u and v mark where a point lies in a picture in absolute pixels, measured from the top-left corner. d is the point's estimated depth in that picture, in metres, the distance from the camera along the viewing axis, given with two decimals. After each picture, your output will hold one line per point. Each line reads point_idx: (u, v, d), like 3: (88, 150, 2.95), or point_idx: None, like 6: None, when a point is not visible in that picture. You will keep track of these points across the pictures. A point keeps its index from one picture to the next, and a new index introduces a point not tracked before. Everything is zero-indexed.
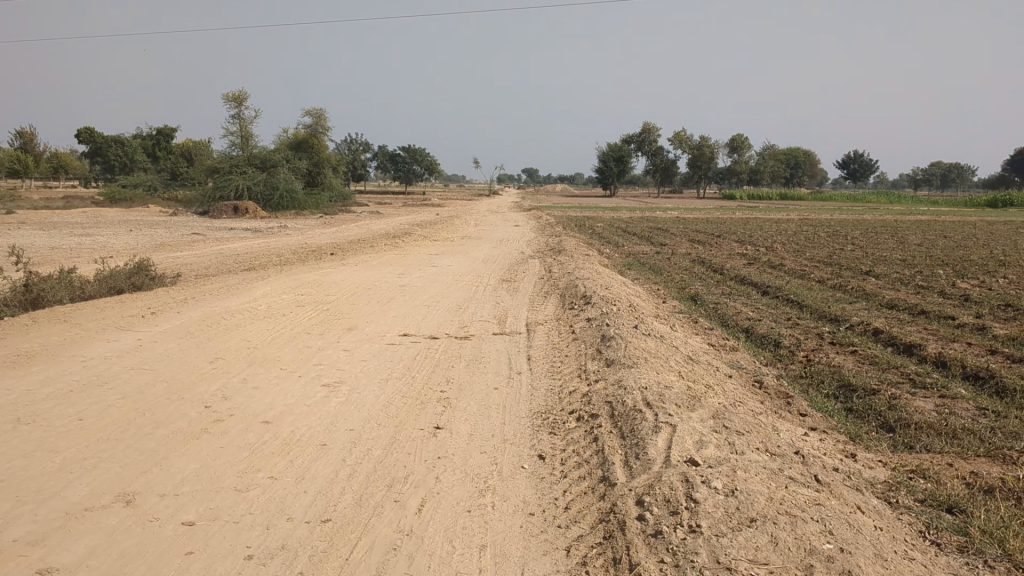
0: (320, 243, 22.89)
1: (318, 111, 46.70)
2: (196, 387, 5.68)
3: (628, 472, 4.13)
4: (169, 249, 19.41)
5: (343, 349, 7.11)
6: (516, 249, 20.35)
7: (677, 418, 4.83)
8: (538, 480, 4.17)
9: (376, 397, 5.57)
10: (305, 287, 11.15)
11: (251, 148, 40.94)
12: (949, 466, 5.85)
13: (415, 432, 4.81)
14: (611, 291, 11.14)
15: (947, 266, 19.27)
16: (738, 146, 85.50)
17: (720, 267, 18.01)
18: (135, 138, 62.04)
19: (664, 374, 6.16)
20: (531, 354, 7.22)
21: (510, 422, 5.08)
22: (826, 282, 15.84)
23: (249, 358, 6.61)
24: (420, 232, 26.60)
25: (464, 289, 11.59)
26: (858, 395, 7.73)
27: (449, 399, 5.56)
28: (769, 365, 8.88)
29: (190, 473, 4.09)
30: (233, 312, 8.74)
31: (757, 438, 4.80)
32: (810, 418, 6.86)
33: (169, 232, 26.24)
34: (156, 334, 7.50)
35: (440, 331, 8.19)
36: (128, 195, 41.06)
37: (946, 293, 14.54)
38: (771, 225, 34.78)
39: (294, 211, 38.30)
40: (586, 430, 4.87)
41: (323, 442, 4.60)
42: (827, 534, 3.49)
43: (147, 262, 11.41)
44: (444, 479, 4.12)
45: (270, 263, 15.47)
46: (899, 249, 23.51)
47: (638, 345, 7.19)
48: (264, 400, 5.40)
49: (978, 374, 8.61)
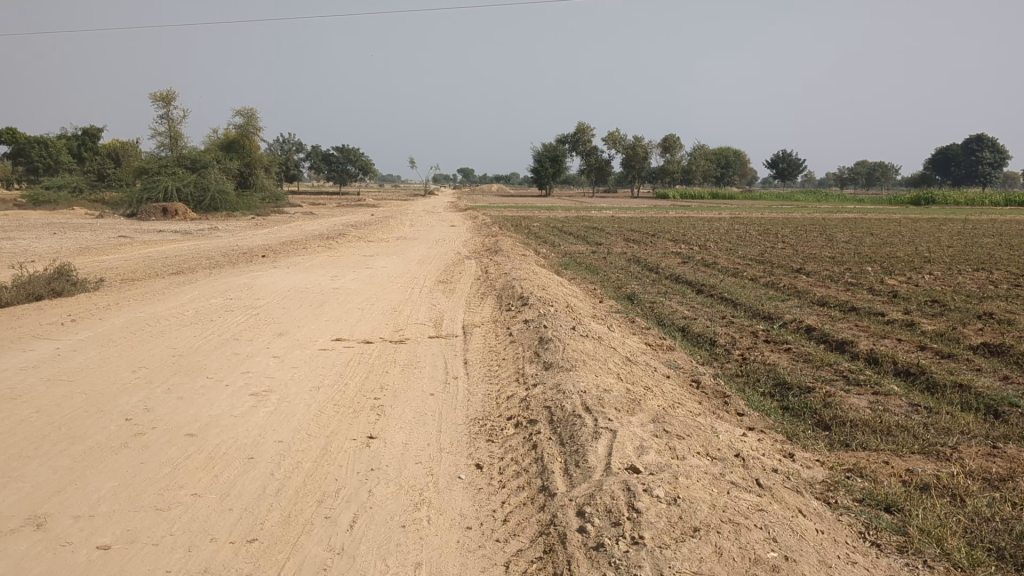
0: (252, 244, 22.45)
1: (249, 111, 45.91)
2: (117, 398, 5.43)
3: (567, 481, 4.02)
4: (93, 253, 18.80)
5: (273, 356, 6.89)
6: (452, 249, 20.20)
7: (616, 423, 4.74)
8: (475, 491, 4.04)
9: (307, 406, 5.38)
10: (235, 291, 10.83)
11: (180, 148, 40.09)
12: (885, 464, 5.87)
13: (347, 443, 4.64)
14: (547, 292, 11.04)
15: (875, 263, 19.65)
16: (670, 146, 86.44)
17: (655, 265, 18.08)
18: (59, 139, 60.39)
19: (603, 377, 6.08)
20: (467, 357, 7.08)
21: (446, 430, 4.95)
22: (759, 280, 15.99)
23: (174, 367, 6.35)
24: (354, 233, 26.27)
25: (399, 292, 11.39)
26: (794, 394, 7.75)
27: (382, 407, 5.40)
28: (705, 364, 8.87)
29: (107, 493, 3.87)
30: (159, 318, 8.44)
31: (696, 442, 4.73)
32: (748, 417, 6.85)
33: (94, 234, 25.48)
34: (75, 342, 7.18)
35: (374, 335, 8.00)
36: (52, 197, 39.89)
37: (875, 290, 14.77)
38: (703, 223, 35.14)
39: (225, 212, 37.60)
40: (524, 437, 4.75)
41: (250, 455, 4.41)
42: (771, 541, 3.44)
43: (69, 267, 10.98)
44: (377, 492, 3.96)
45: (200, 265, 15.09)
46: (828, 247, 23.92)
47: (577, 346, 7.10)
48: (189, 411, 5.18)
49: (908, 370, 8.71)
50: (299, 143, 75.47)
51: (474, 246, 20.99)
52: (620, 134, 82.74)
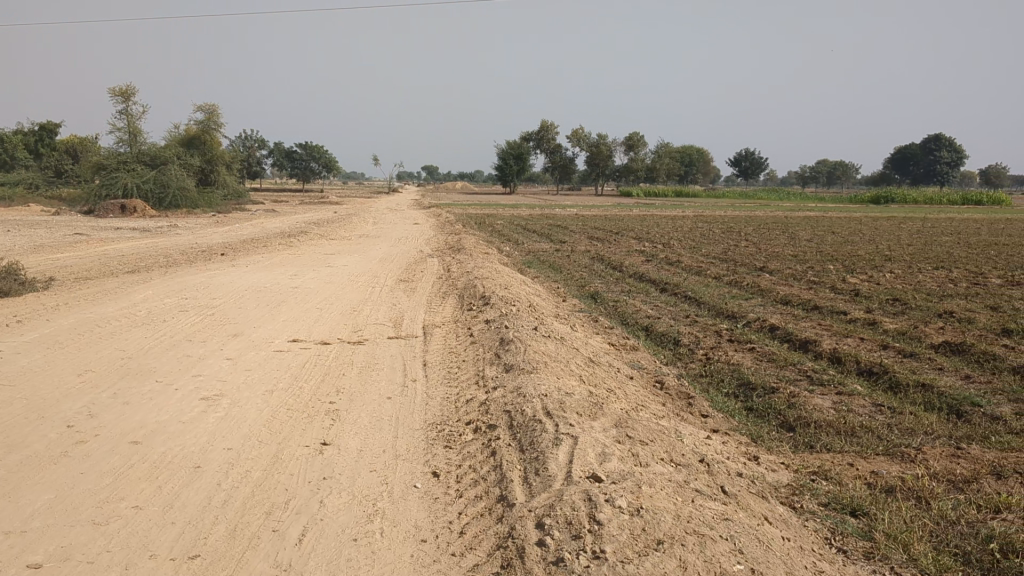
0: (211, 242, 22.03)
1: (210, 107, 45.31)
2: (60, 404, 5.21)
3: (526, 491, 3.89)
4: (47, 251, 18.33)
5: (227, 358, 6.69)
6: (414, 247, 20.01)
7: (578, 428, 4.61)
8: (431, 501, 3.90)
9: (259, 411, 5.20)
10: (190, 291, 10.57)
11: (140, 145, 39.40)
12: (850, 466, 5.80)
13: (299, 450, 4.47)
14: (510, 291, 10.91)
15: (837, 261, 19.73)
16: (634, 144, 86.74)
17: (619, 264, 18.02)
18: (16, 134, 59.24)
19: (564, 379, 5.95)
20: (427, 359, 6.92)
21: (403, 435, 4.79)
22: (722, 278, 15.98)
23: (121, 370, 6.12)
24: (316, 230, 25.98)
25: (359, 291, 11.19)
26: (758, 395, 7.68)
27: (337, 411, 5.23)
28: (669, 364, 8.78)
29: (42, 506, 3.67)
30: (109, 318, 8.19)
31: (660, 446, 4.61)
32: (712, 419, 6.77)
33: (49, 232, 24.92)
34: (20, 344, 6.92)
35: (332, 336, 7.81)
36: (8, 193, 39.12)
37: (837, 289, 14.80)
38: (667, 222, 35.21)
39: (186, 210, 37.06)
40: (483, 443, 4.61)
41: (197, 464, 4.23)
42: (737, 554, 3.33)
43: (17, 266, 10.65)
44: (328, 503, 3.80)
45: (156, 264, 14.78)
46: (791, 245, 24.03)
47: (538, 347, 6.97)
48: (135, 417, 4.98)
49: (871, 369, 8.69)
50: (261, 139, 74.68)
51: (437, 244, 20.80)
52: (584, 132, 82.83)
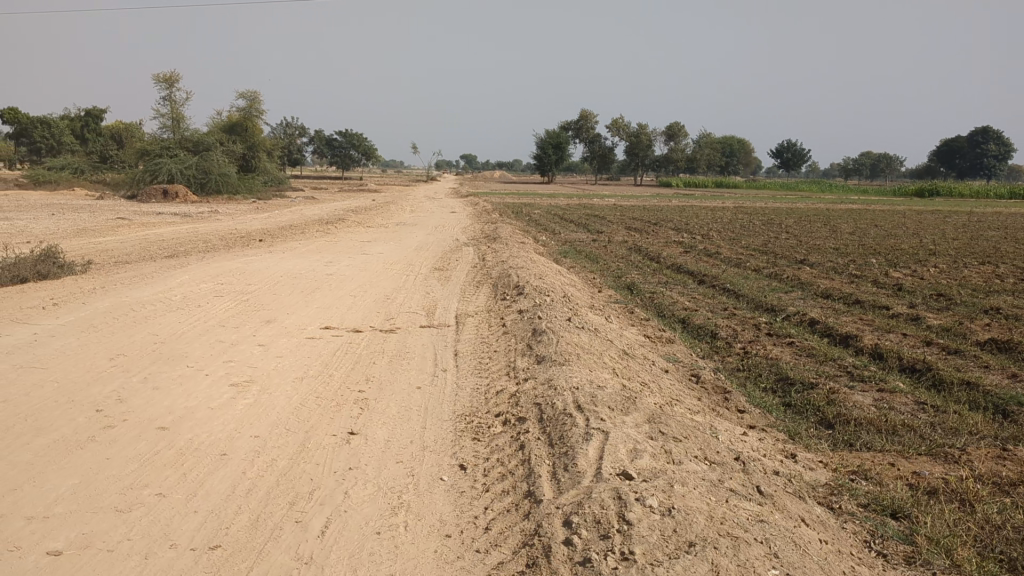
0: (250, 229, 22.15)
1: (252, 93, 45.60)
2: (89, 388, 5.19)
3: (556, 487, 3.79)
4: (89, 235, 18.53)
5: (258, 344, 6.65)
6: (451, 235, 19.98)
7: (609, 423, 4.50)
8: (458, 494, 3.81)
9: (288, 399, 5.14)
10: (226, 276, 10.59)
11: (183, 130, 39.74)
12: (891, 466, 5.63)
13: (326, 439, 4.41)
14: (545, 280, 10.80)
15: (880, 255, 19.37)
16: (675, 133, 86.08)
17: (657, 254, 17.83)
18: (62, 119, 60.15)
19: (598, 372, 5.84)
20: (458, 349, 6.84)
21: (432, 426, 4.71)
22: (762, 271, 15.74)
23: (152, 355, 6.10)
24: (354, 218, 26.04)
25: (394, 279, 11.15)
26: (797, 390, 7.52)
27: (366, 400, 5.17)
28: (706, 358, 8.63)
29: (66, 491, 3.64)
30: (144, 302, 8.20)
31: (695, 444, 4.49)
32: (749, 414, 6.62)
33: (92, 216, 25.20)
34: (55, 327, 6.94)
35: (364, 324, 7.75)
36: (53, 177, 39.71)
37: (879, 283, 14.53)
38: (707, 213, 34.81)
39: (227, 196, 37.35)
40: (512, 436, 4.52)
41: (222, 451, 4.19)
42: (772, 558, 3.21)
43: (56, 249, 10.73)
44: (353, 494, 3.73)
45: (194, 249, 14.88)
46: (833, 238, 23.65)
47: (571, 339, 6.86)
48: (164, 403, 4.94)
49: (914, 366, 8.47)
50: (302, 126, 75.11)
51: (474, 233, 20.74)
52: (624, 122, 82.31)
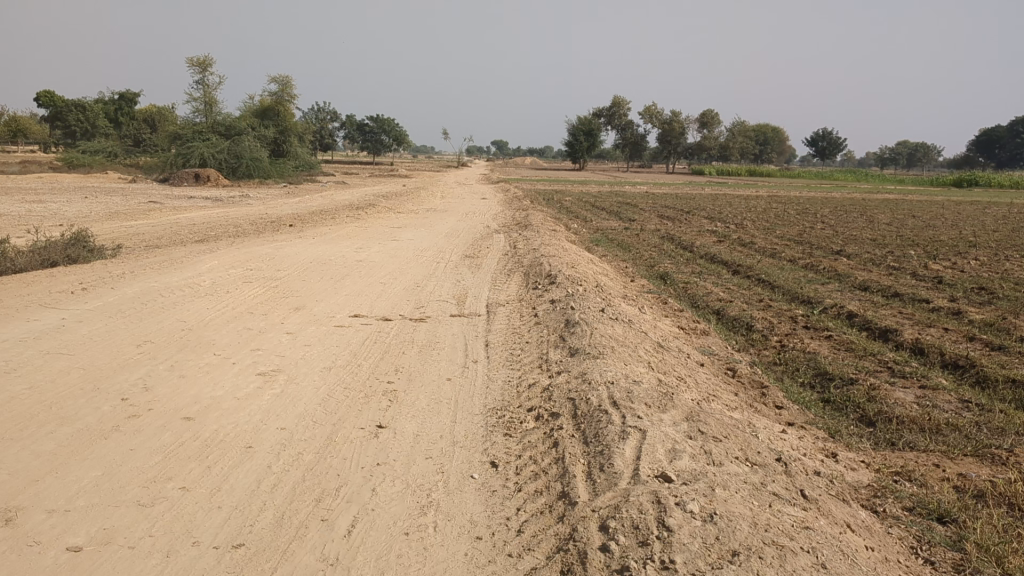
0: (281, 213, 22.15)
1: (284, 78, 45.67)
2: (115, 375, 5.12)
3: (591, 488, 3.65)
4: (122, 219, 18.64)
5: (286, 332, 6.56)
6: (481, 222, 19.85)
7: (646, 421, 4.35)
8: (489, 494, 3.69)
9: (316, 390, 5.03)
10: (255, 262, 10.54)
11: (215, 115, 39.88)
12: (936, 468, 5.44)
13: (354, 432, 4.30)
14: (578, 270, 10.65)
15: (918, 247, 19.00)
16: (708, 121, 85.32)
17: (689, 244, 17.61)
18: (98, 103, 60.69)
19: (633, 366, 5.68)
20: (490, 339, 6.71)
21: (462, 420, 4.59)
22: (797, 262, 15.48)
23: (179, 342, 6.03)
24: (384, 204, 25.99)
25: (424, 266, 11.04)
26: (835, 386, 7.33)
27: (395, 392, 5.06)
28: (741, 351, 8.45)
29: (88, 484, 3.56)
30: (173, 288, 8.14)
31: (735, 443, 4.32)
32: (787, 411, 6.45)
33: (125, 200, 25.36)
34: (82, 313, 6.89)
35: (393, 313, 7.65)
36: (88, 161, 40.02)
37: (918, 275, 14.23)
38: (740, 201, 34.43)
39: (258, 180, 37.43)
40: (545, 433, 4.38)
41: (248, 444, 4.09)
42: (820, 568, 3.06)
43: (87, 233, 10.73)
44: (381, 491, 3.62)
45: (225, 233, 14.87)
46: (869, 228, 23.25)
47: (605, 330, 6.71)
48: (190, 392, 4.86)
49: (957, 362, 8.24)
50: (333, 111, 75.25)
51: (504, 220, 20.60)
52: (656, 109, 81.68)
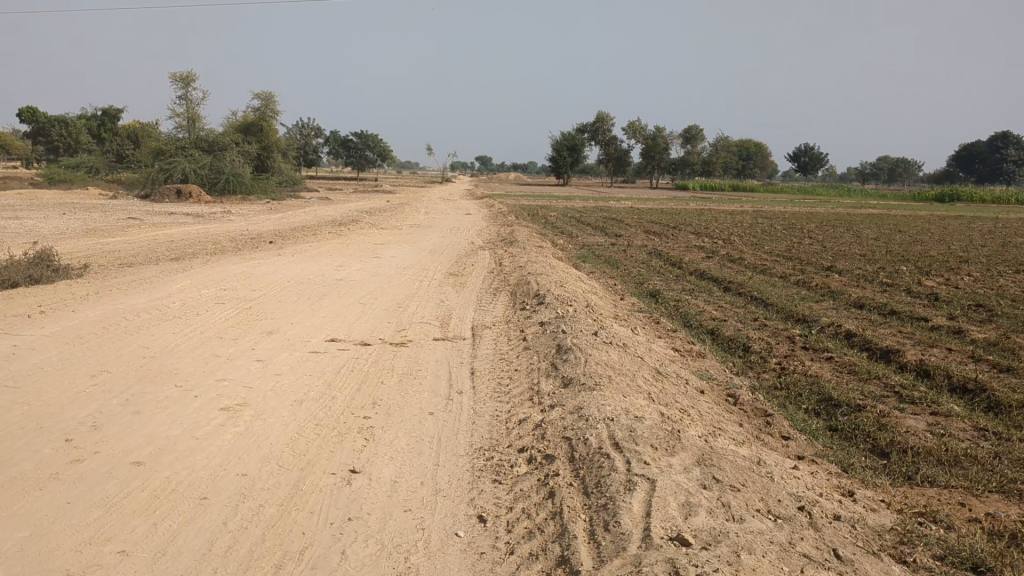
0: (262, 230, 21.66)
1: (267, 94, 45.28)
2: (61, 412, 4.62)
3: (594, 554, 3.22)
4: (96, 236, 18.08)
5: (256, 360, 6.07)
6: (465, 238, 19.44)
7: (654, 468, 3.91)
8: (476, 556, 3.25)
9: (283, 428, 4.54)
10: (229, 281, 10.04)
11: (198, 130, 39.26)
12: (960, 506, 5.01)
13: (324, 479, 3.83)
14: (567, 288, 10.23)
15: (909, 262, 18.67)
16: (692, 137, 85.23)
17: (678, 260, 17.24)
18: (79, 119, 60.06)
19: (633, 399, 5.24)
20: (475, 366, 6.25)
21: (446, 463, 4.13)
22: (789, 278, 15.11)
23: (139, 372, 5.54)
24: (367, 219, 25.55)
25: (406, 285, 10.57)
26: (843, 413, 6.90)
27: (373, 429, 4.58)
28: (740, 375, 8.01)
29: (11, 548, 3.08)
30: (139, 310, 7.65)
31: (754, 492, 3.88)
32: (794, 442, 6.03)
33: (104, 216, 24.77)
34: (37, 338, 6.38)
35: (372, 337, 7.16)
36: (67, 177, 39.42)
37: (912, 292, 13.88)
38: (726, 217, 34.09)
39: (240, 196, 36.88)
40: (538, 480, 3.93)
41: (202, 495, 3.61)
42: None
43: (52, 252, 10.20)
44: (352, 556, 3.18)
45: (202, 250, 14.39)
46: (858, 244, 22.95)
47: (601, 358, 6.26)
48: (143, 432, 4.36)
49: (966, 386, 7.84)
50: (318, 127, 74.81)
51: (489, 236, 20.19)
52: (641, 124, 81.67)
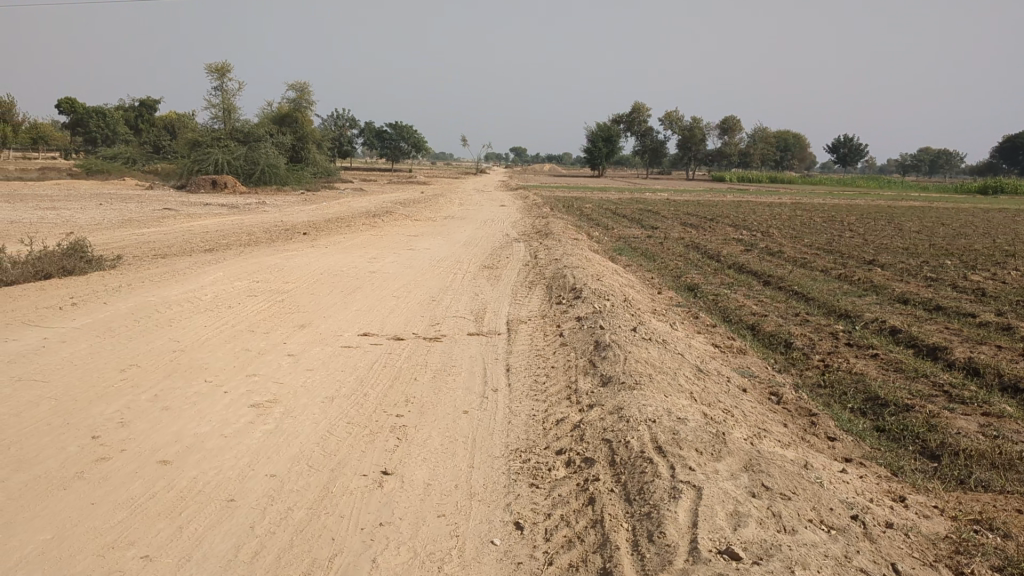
0: (296, 221, 21.69)
1: (302, 84, 45.40)
2: (88, 408, 4.53)
3: (638, 566, 3.07)
4: (132, 226, 18.16)
5: (287, 354, 5.96)
6: (500, 230, 19.29)
7: (699, 475, 3.75)
8: (514, 566, 3.11)
9: (314, 426, 4.41)
10: (262, 273, 9.98)
11: (234, 121, 39.43)
12: (1019, 513, 4.77)
13: (354, 481, 3.70)
14: (604, 282, 10.05)
15: (953, 256, 18.24)
16: (729, 128, 84.31)
17: (716, 253, 16.97)
18: (118, 111, 60.73)
19: (675, 398, 5.06)
20: (511, 362, 6.10)
21: (480, 465, 3.99)
22: (831, 272, 14.79)
23: (169, 367, 5.45)
24: (401, 211, 25.49)
25: (440, 278, 10.45)
26: (890, 413, 6.67)
27: (405, 428, 4.45)
28: (782, 372, 7.79)
29: (31, 553, 2.99)
30: (171, 303, 7.58)
31: (807, 500, 3.70)
32: (840, 444, 5.82)
33: (141, 206, 24.94)
34: (68, 331, 6.32)
35: (406, 331, 7.03)
36: (106, 168, 39.81)
37: (958, 287, 13.52)
38: (763, 209, 33.62)
39: (275, 187, 37.01)
40: (578, 485, 3.79)
41: (229, 496, 3.50)
42: None
43: (86, 243, 10.19)
44: (384, 564, 3.05)
45: (236, 241, 14.38)
46: (900, 237, 22.49)
47: (641, 355, 6.08)
48: (170, 429, 4.26)
49: (1018, 385, 7.56)
50: (353, 118, 75.01)
51: (524, 228, 20.02)
52: (677, 115, 80.96)
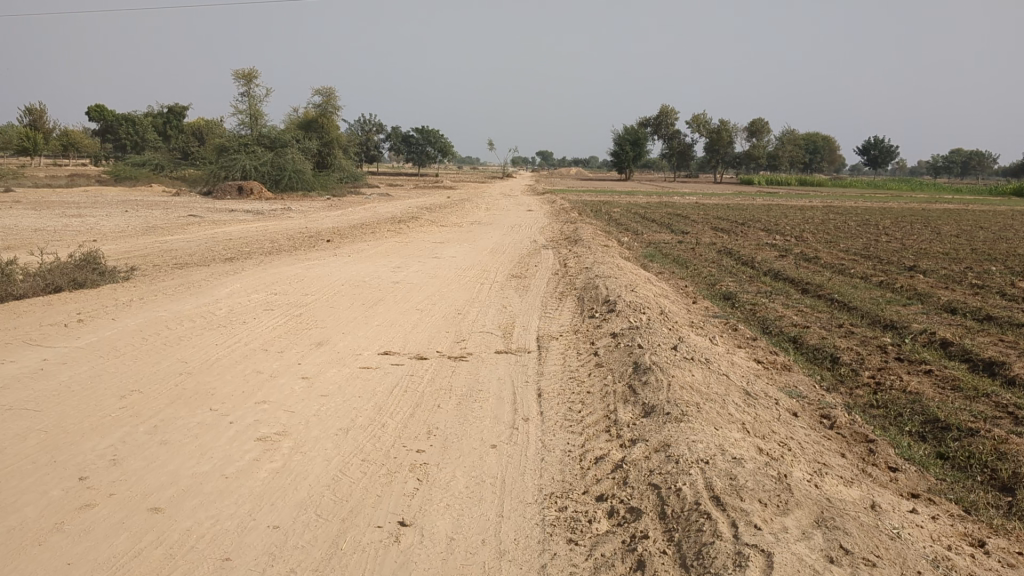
0: (321, 227, 21.41)
1: (328, 90, 45.31)
2: (79, 443, 4.14)
3: None
4: (155, 233, 17.93)
5: (301, 377, 5.53)
6: (527, 236, 18.86)
7: (764, 534, 3.37)
8: None
9: (326, 464, 4.04)
10: (281, 284, 9.64)
11: (261, 126, 39.28)
12: None
13: (368, 536, 3.40)
14: (637, 293, 9.60)
15: (996, 261, 17.55)
16: (757, 130, 83.43)
17: (750, 258, 16.44)
18: (147, 117, 61.11)
19: (725, 433, 4.65)
20: (541, 385, 5.66)
21: (511, 515, 3.67)
22: (871, 279, 14.19)
23: (173, 392, 5.05)
24: (427, 216, 25.15)
25: (466, 288, 10.04)
26: (953, 437, 6.10)
27: (427, 467, 4.07)
28: (831, 391, 7.27)
29: None
30: (182, 318, 7.21)
31: (890, 565, 3.29)
32: (903, 475, 5.31)
33: (166, 213, 24.74)
34: (71, 351, 5.96)
35: (429, 349, 6.59)
36: (133, 174, 39.82)
37: (1007, 295, 12.87)
38: (795, 212, 32.94)
39: (301, 193, 36.80)
40: (623, 543, 3.43)
41: (225, 554, 3.19)
42: None
43: (98, 254, 9.86)
44: None
45: (258, 250, 14.06)
46: (939, 241, 21.75)
47: (684, 379, 5.62)
48: (166, 468, 3.89)
49: None
50: (379, 123, 74.94)
51: (553, 234, 19.57)
52: (704, 118, 80.15)
